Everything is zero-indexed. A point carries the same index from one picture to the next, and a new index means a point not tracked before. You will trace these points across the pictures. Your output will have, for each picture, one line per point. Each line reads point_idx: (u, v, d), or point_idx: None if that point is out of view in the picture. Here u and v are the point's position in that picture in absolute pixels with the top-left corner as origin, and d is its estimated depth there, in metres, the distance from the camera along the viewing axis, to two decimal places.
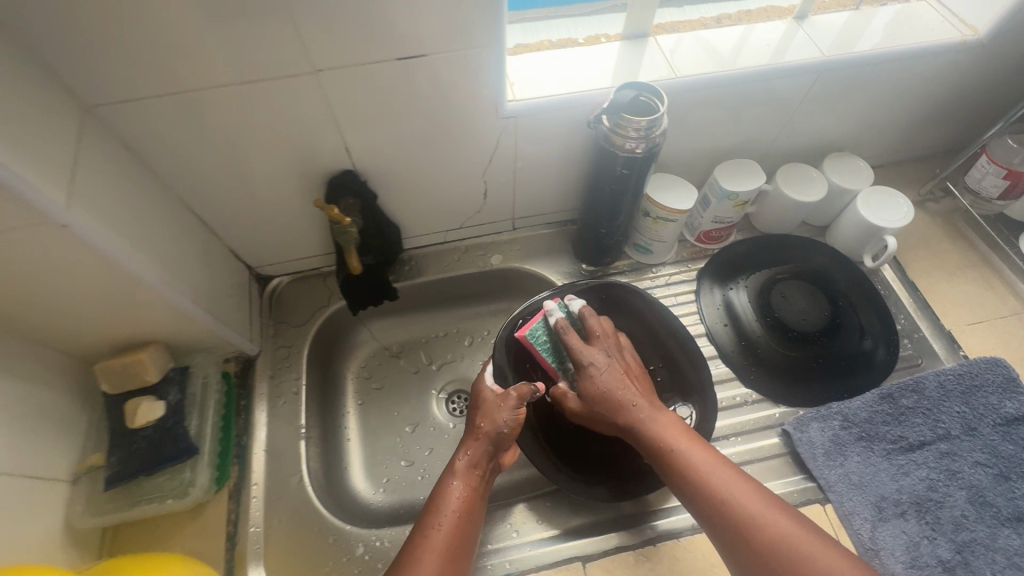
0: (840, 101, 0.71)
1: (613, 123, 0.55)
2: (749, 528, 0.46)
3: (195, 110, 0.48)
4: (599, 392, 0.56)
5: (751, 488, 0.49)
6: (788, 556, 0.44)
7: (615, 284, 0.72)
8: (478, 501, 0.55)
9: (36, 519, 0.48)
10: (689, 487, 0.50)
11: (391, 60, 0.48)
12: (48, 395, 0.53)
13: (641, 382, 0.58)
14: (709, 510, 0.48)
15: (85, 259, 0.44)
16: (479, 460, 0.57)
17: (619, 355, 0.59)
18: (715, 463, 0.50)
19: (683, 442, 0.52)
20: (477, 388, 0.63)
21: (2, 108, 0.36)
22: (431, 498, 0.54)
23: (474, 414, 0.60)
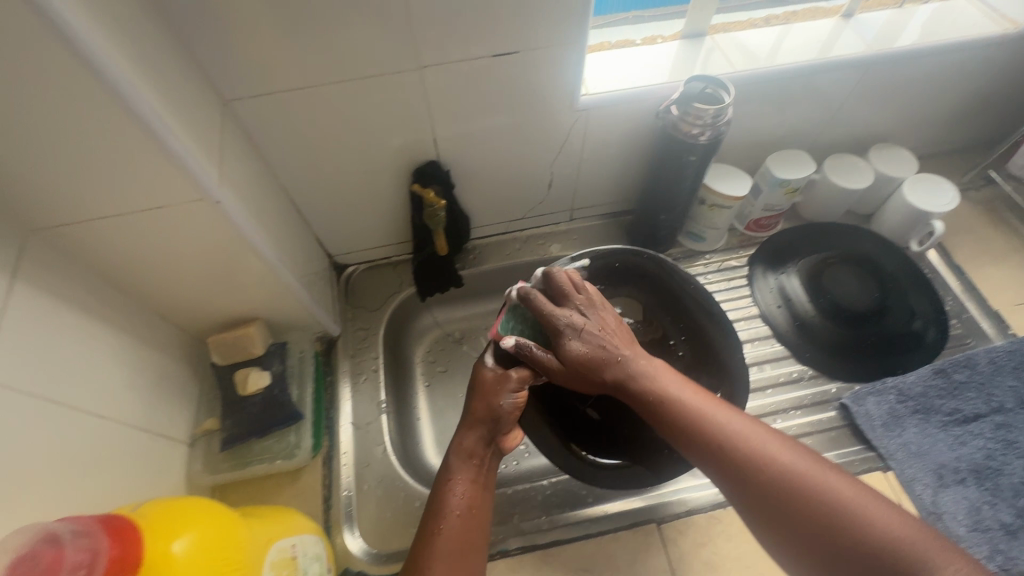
0: (885, 94, 0.75)
1: (681, 111, 0.60)
2: (757, 467, 0.45)
3: (312, 103, 0.55)
4: (581, 355, 0.54)
5: (753, 427, 0.47)
6: (800, 490, 0.43)
7: (636, 257, 0.73)
8: (480, 492, 0.54)
9: (163, 472, 0.54)
10: (691, 437, 0.49)
11: (485, 56, 0.54)
12: (169, 364, 0.59)
13: (623, 335, 0.56)
14: (707, 452, 0.47)
15: (222, 233, 0.49)
16: (477, 449, 0.56)
17: (596, 311, 0.57)
18: (709, 404, 0.50)
19: (675, 388, 0.51)
20: (476, 368, 0.61)
21: (177, 98, 0.43)
22: (430, 502, 0.53)
23: (469, 399, 0.59)
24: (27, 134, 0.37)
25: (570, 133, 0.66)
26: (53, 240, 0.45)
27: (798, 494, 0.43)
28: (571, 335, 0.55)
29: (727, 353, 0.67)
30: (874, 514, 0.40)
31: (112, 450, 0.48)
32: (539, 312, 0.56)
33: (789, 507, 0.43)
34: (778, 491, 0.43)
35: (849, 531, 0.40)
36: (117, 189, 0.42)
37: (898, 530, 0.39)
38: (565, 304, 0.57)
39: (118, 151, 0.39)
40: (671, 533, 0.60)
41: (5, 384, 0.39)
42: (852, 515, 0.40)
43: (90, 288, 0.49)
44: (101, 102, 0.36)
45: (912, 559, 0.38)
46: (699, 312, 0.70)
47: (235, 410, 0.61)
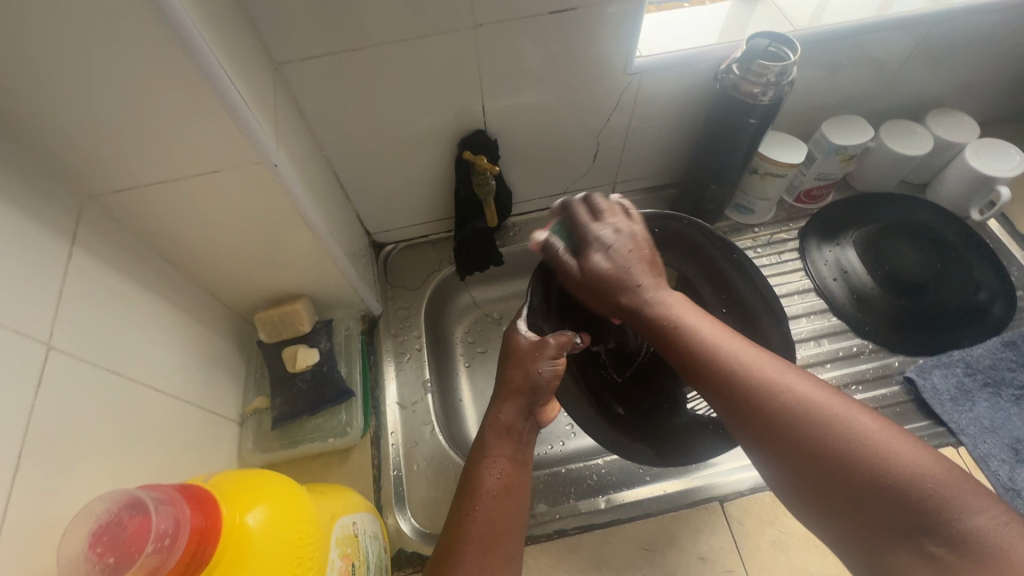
0: (949, 55, 0.71)
1: (743, 70, 0.57)
2: (770, 396, 0.43)
3: (361, 66, 0.53)
4: (602, 271, 0.54)
5: (771, 359, 0.45)
6: (812, 421, 0.41)
7: (674, 220, 0.68)
8: (519, 467, 0.50)
9: (215, 447, 0.53)
10: (699, 363, 0.47)
11: (544, 14, 0.52)
12: (217, 339, 0.58)
13: (651, 265, 0.54)
14: (718, 381, 0.45)
15: (274, 199, 0.48)
16: (515, 423, 0.53)
17: (630, 233, 0.55)
18: (726, 336, 0.48)
19: (692, 321, 0.49)
20: (509, 337, 0.58)
21: (234, 54, 0.42)
22: (464, 479, 0.50)
23: (505, 369, 0.56)
24: (90, 86, 0.35)
25: (621, 98, 0.64)
26: (107, 207, 0.44)
27: (810, 424, 0.40)
28: (598, 249, 0.55)
29: (773, 327, 0.62)
30: (894, 449, 0.38)
31: (170, 421, 0.47)
32: (576, 224, 0.57)
33: (798, 438, 0.41)
34: (790, 422, 0.41)
35: (863, 464, 0.38)
36: (174, 149, 0.41)
37: (917, 465, 0.37)
38: (600, 220, 0.56)
39: (179, 105, 0.38)
40: (735, 511, 0.57)
41: (68, 349, 0.38)
42: (868, 449, 0.38)
43: (142, 258, 0.48)
44: (165, 49, 0.35)
45: (927, 495, 0.36)
46: (739, 280, 0.66)
47: (286, 387, 0.60)
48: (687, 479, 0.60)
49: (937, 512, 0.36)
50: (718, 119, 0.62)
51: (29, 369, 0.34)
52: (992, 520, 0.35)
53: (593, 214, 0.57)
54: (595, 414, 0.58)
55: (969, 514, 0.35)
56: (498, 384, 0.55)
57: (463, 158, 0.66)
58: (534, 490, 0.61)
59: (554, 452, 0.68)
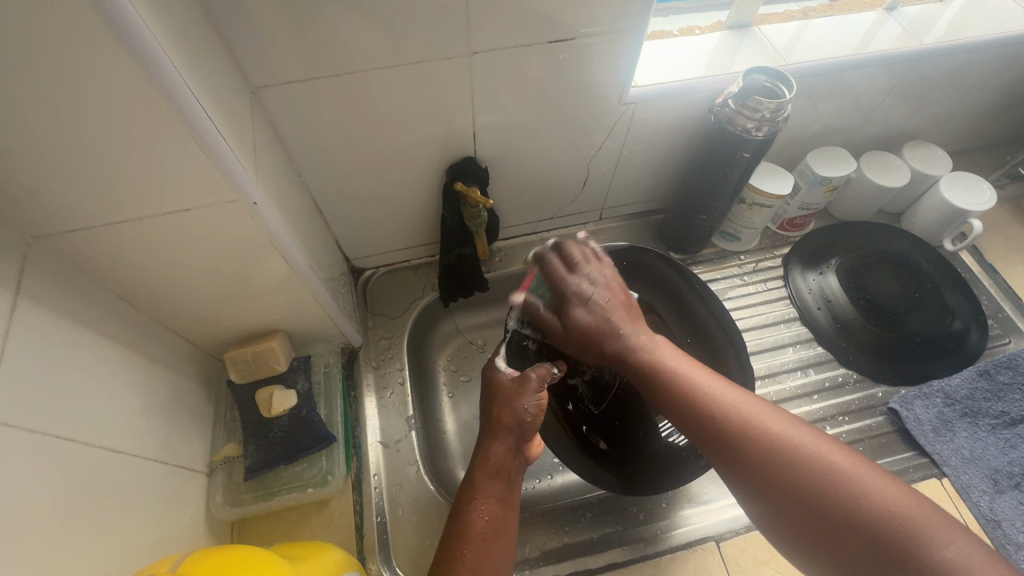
0: (925, 91, 0.73)
1: (739, 104, 0.57)
2: (742, 435, 0.42)
3: (346, 91, 0.50)
4: (585, 324, 0.54)
5: (748, 399, 0.44)
6: (784, 458, 0.39)
7: (639, 250, 0.70)
8: (507, 511, 0.46)
9: (181, 503, 0.48)
10: (678, 404, 0.46)
11: (541, 43, 0.51)
12: (181, 382, 0.53)
13: (629, 310, 0.55)
14: (697, 420, 0.44)
15: (252, 235, 0.44)
16: (505, 462, 0.49)
17: (605, 283, 0.56)
18: (707, 376, 0.47)
19: (674, 359, 0.49)
20: (491, 374, 0.55)
21: (212, 84, 0.38)
22: (449, 523, 0.45)
23: (490, 408, 0.53)
24: (42, 124, 0.31)
25: (613, 127, 0.63)
26: (58, 248, 0.39)
27: (783, 462, 0.39)
28: (578, 303, 0.55)
29: (732, 349, 0.62)
30: (863, 484, 0.37)
31: (130, 483, 0.42)
32: (552, 277, 0.57)
33: (771, 475, 0.40)
34: (760, 459, 0.40)
35: (833, 499, 0.37)
36: (137, 188, 0.37)
37: (889, 501, 0.36)
38: (576, 272, 0.57)
39: (145, 142, 0.34)
40: (732, 552, 0.56)
41: (9, 419, 0.33)
42: (840, 484, 0.37)
43: (98, 302, 0.43)
44: (134, 84, 0.31)
45: (897, 527, 0.34)
46: (703, 311, 0.66)
47: (260, 434, 0.56)
48: (687, 524, 0.59)
49: (913, 545, 0.34)
50: (711, 150, 0.62)
51: None
52: (961, 551, 0.33)
53: (568, 266, 0.57)
54: (573, 448, 0.58)
55: (942, 546, 0.33)
56: (484, 424, 0.52)
57: (451, 186, 0.63)
58: (525, 531, 0.59)
59: (544, 488, 0.66)
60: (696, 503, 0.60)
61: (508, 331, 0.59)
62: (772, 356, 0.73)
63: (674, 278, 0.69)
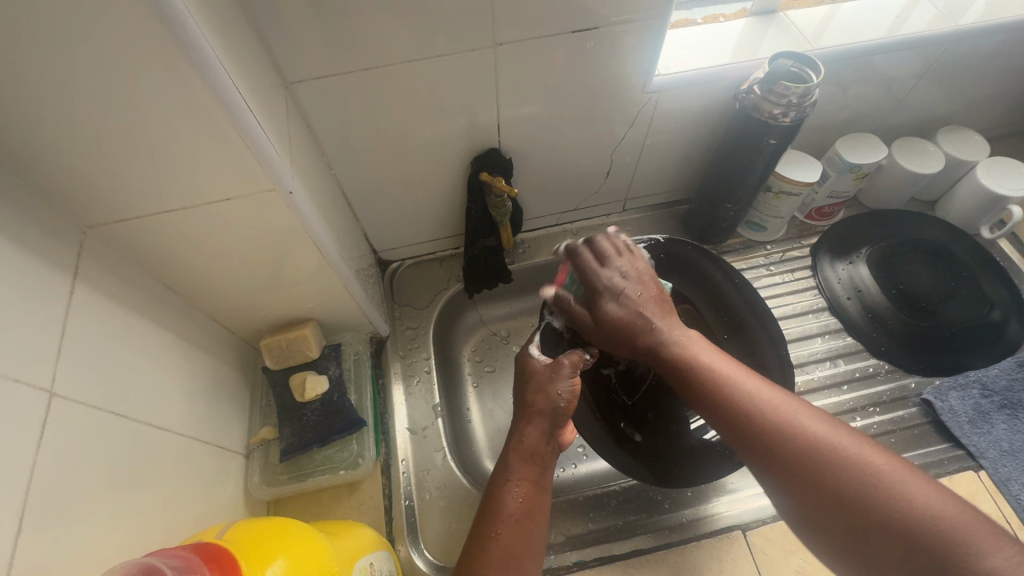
0: (961, 75, 0.71)
1: (765, 90, 0.56)
2: (781, 435, 0.41)
3: (374, 85, 0.52)
4: (617, 318, 0.53)
5: (784, 399, 0.43)
6: (822, 459, 0.39)
7: (677, 241, 0.70)
8: (540, 496, 0.47)
9: (222, 481, 0.51)
10: (714, 402, 0.45)
11: (565, 33, 0.51)
12: (220, 366, 0.56)
13: (662, 303, 0.54)
14: (731, 418, 0.44)
15: (288, 225, 0.46)
16: (539, 446, 0.50)
17: (635, 274, 0.56)
18: (740, 372, 0.46)
19: (706, 355, 0.48)
20: (524, 360, 0.56)
21: (251, 79, 0.40)
22: (483, 503, 0.47)
23: (524, 393, 0.53)
24: (99, 117, 0.33)
25: (637, 116, 0.63)
26: (110, 235, 0.41)
27: (826, 464, 0.39)
28: (610, 297, 0.54)
29: (772, 350, 0.61)
30: (905, 487, 0.36)
31: (176, 460, 0.45)
32: (583, 270, 0.58)
33: (810, 477, 0.39)
34: (800, 460, 0.40)
35: (874, 502, 0.36)
36: (181, 178, 0.39)
37: (933, 507, 0.35)
38: (607, 264, 0.57)
39: (191, 135, 0.36)
40: (758, 541, 0.56)
41: (70, 393, 0.35)
42: (880, 487, 0.36)
43: (146, 288, 0.46)
44: (184, 79, 0.33)
45: (939, 532, 0.34)
46: (742, 306, 0.66)
47: (294, 418, 0.58)
48: (714, 513, 0.59)
49: (954, 551, 0.33)
50: (737, 137, 0.61)
51: (30, 420, 0.32)
52: (1009, 559, 0.32)
53: (600, 260, 0.57)
54: (607, 438, 0.58)
55: (986, 552, 0.32)
56: (518, 408, 0.53)
57: (476, 177, 0.64)
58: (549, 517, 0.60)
59: (568, 476, 0.66)
60: (723, 493, 0.60)
61: (542, 320, 0.62)
62: (799, 346, 0.72)
63: (711, 271, 0.68)
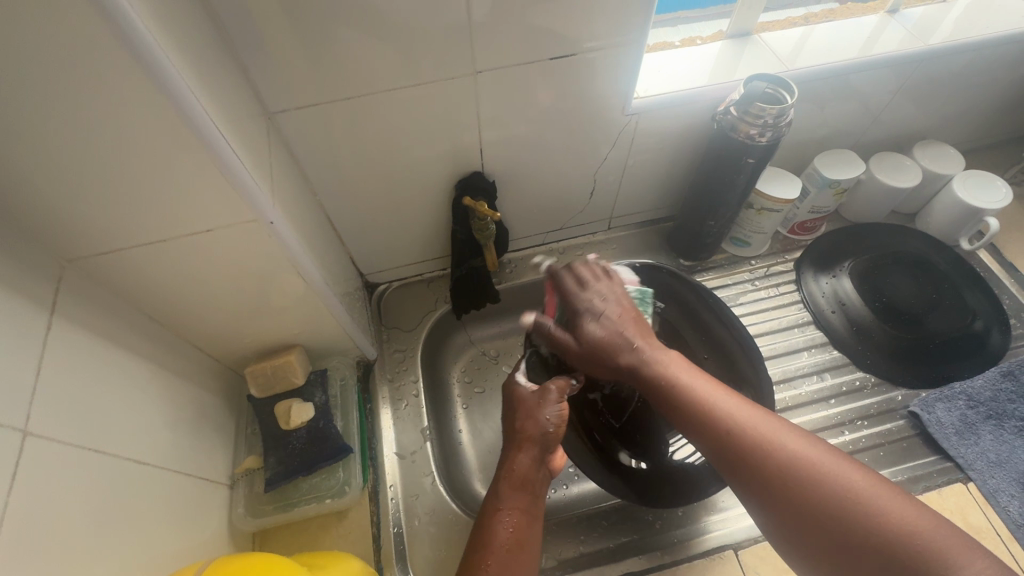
0: (932, 92, 0.73)
1: (741, 111, 0.57)
2: (759, 457, 0.41)
3: (357, 114, 0.53)
4: (597, 338, 0.52)
5: (762, 415, 0.43)
6: (803, 481, 0.39)
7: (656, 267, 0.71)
8: (530, 525, 0.46)
9: (205, 514, 0.50)
10: (692, 425, 0.45)
11: (543, 61, 0.52)
12: (204, 395, 0.55)
13: (640, 324, 0.53)
14: (708, 434, 0.44)
15: (270, 253, 0.46)
16: (529, 473, 0.49)
17: (616, 302, 0.55)
18: (719, 391, 0.46)
19: (685, 374, 0.47)
20: (511, 387, 0.56)
21: (231, 112, 0.40)
22: (473, 534, 0.46)
23: (512, 419, 0.53)
24: (78, 154, 0.34)
25: (617, 137, 0.64)
26: (91, 269, 0.41)
27: (798, 482, 0.39)
28: (590, 317, 0.54)
29: (750, 365, 0.62)
30: (879, 503, 0.36)
31: (158, 492, 0.44)
32: (566, 295, 0.57)
33: (789, 500, 0.39)
34: (779, 483, 0.40)
35: (854, 524, 0.36)
36: (161, 211, 0.39)
37: (905, 523, 0.35)
38: (588, 288, 0.57)
39: (171, 169, 0.37)
40: (751, 560, 0.55)
41: (46, 433, 0.35)
42: (858, 507, 0.36)
43: (128, 319, 0.45)
44: (163, 116, 0.33)
45: (918, 550, 0.34)
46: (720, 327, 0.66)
47: (279, 446, 0.57)
48: (706, 532, 0.58)
49: (935, 570, 0.33)
50: (716, 156, 0.63)
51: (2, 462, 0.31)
52: (984, 572, 0.33)
53: (580, 283, 0.58)
54: (596, 463, 0.58)
55: (967, 565, 0.33)
56: (506, 436, 0.53)
57: (461, 200, 0.65)
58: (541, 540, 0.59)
59: (559, 498, 0.66)
60: (714, 511, 0.60)
61: (529, 344, 0.61)
62: (786, 361, 0.73)
63: (688, 295, 0.69)
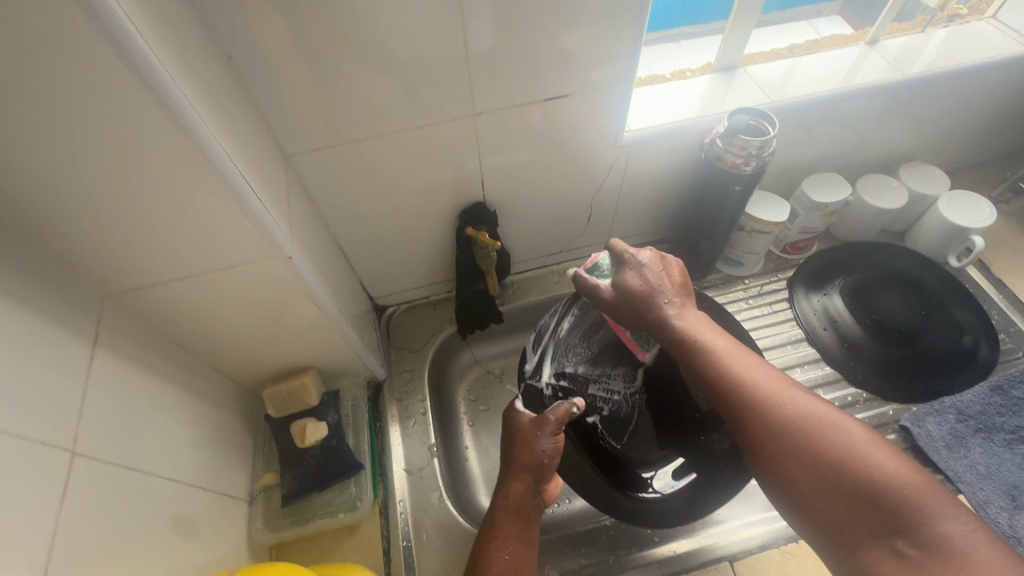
0: (914, 117, 0.76)
1: (726, 143, 0.61)
2: (765, 408, 0.45)
3: (367, 153, 0.57)
4: (634, 289, 0.56)
5: (776, 376, 0.47)
6: (801, 428, 0.42)
7: None
8: (526, 551, 0.49)
9: (227, 528, 0.53)
10: (708, 376, 0.49)
11: (538, 100, 0.57)
12: (226, 415, 0.59)
13: (681, 287, 0.56)
14: (720, 381, 0.48)
15: (288, 283, 0.50)
16: (523, 502, 0.52)
17: (658, 257, 0.58)
18: (736, 348, 0.50)
19: (705, 333, 0.52)
20: (509, 416, 0.59)
21: (253, 158, 0.45)
22: (472, 561, 0.48)
23: (510, 448, 0.56)
24: (122, 202, 0.38)
25: (611, 166, 0.68)
26: (126, 303, 0.46)
27: (797, 429, 0.42)
28: (632, 271, 0.57)
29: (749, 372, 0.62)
30: (873, 455, 0.39)
31: (185, 506, 0.48)
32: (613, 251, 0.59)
33: (787, 447, 0.42)
34: (781, 431, 0.43)
35: (846, 469, 0.39)
36: (191, 248, 0.43)
37: (893, 473, 0.38)
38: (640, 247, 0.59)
39: (203, 211, 0.41)
40: (746, 571, 0.58)
41: (91, 452, 0.39)
42: (848, 452, 0.40)
43: (160, 346, 0.50)
44: (198, 166, 0.38)
45: (903, 499, 0.37)
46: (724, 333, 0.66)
47: (295, 464, 0.61)
48: (702, 543, 0.60)
49: (915, 519, 0.36)
50: (706, 184, 0.66)
51: (53, 477, 0.35)
52: (962, 531, 0.35)
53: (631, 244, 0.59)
54: (603, 487, 0.59)
55: (944, 521, 0.36)
56: (504, 463, 0.55)
57: (464, 228, 0.69)
58: (543, 553, 0.61)
59: (562, 512, 0.68)
60: (712, 525, 0.61)
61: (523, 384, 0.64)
62: None
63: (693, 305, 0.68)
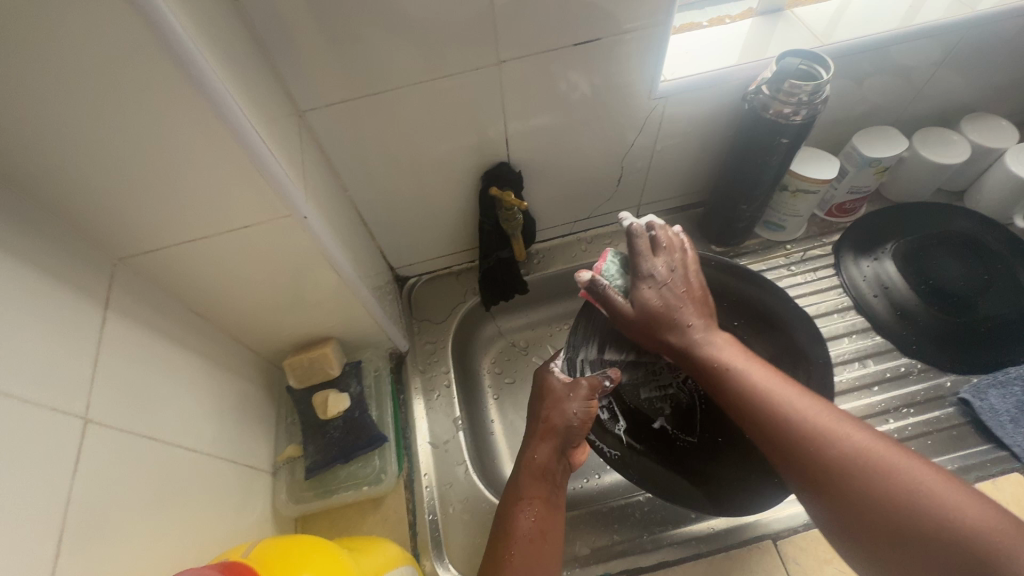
0: (982, 61, 0.69)
1: (773, 90, 0.55)
2: (825, 458, 0.39)
3: (384, 110, 0.54)
4: (654, 307, 0.51)
5: (821, 406, 0.42)
6: (852, 466, 0.38)
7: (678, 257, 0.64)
8: (551, 516, 0.47)
9: (251, 501, 0.52)
10: (760, 425, 0.44)
11: (568, 47, 0.52)
12: (247, 386, 0.58)
13: (699, 304, 0.52)
14: (760, 417, 0.44)
15: (305, 248, 0.48)
16: (550, 464, 0.50)
17: (678, 268, 0.52)
18: (774, 378, 0.45)
19: (739, 360, 0.48)
20: (542, 376, 0.56)
21: (264, 112, 0.42)
22: (498, 524, 0.47)
23: (538, 408, 0.54)
24: (127, 157, 0.35)
25: (645, 123, 0.63)
26: (139, 267, 0.44)
27: (847, 468, 0.38)
28: (651, 284, 0.51)
29: (805, 332, 0.57)
30: (938, 496, 0.35)
31: (207, 480, 0.46)
32: (634, 253, 0.52)
33: (836, 487, 0.38)
34: (829, 473, 0.39)
35: (907, 514, 0.35)
36: (202, 209, 0.41)
37: (964, 517, 0.33)
38: (658, 254, 0.52)
39: (211, 168, 0.38)
40: (791, 550, 0.55)
41: (105, 421, 0.37)
42: (909, 494, 0.35)
43: (176, 315, 0.48)
44: (203, 116, 0.35)
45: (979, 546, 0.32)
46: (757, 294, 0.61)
47: (318, 435, 0.59)
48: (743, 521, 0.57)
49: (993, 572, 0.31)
50: (748, 139, 0.61)
51: (67, 448, 0.33)
52: None
53: (653, 247, 0.53)
54: (689, 488, 0.52)
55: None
56: (531, 423, 0.53)
57: (487, 192, 0.65)
58: (572, 529, 0.59)
59: (593, 487, 0.66)
60: None
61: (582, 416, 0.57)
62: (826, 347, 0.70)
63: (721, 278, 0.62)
